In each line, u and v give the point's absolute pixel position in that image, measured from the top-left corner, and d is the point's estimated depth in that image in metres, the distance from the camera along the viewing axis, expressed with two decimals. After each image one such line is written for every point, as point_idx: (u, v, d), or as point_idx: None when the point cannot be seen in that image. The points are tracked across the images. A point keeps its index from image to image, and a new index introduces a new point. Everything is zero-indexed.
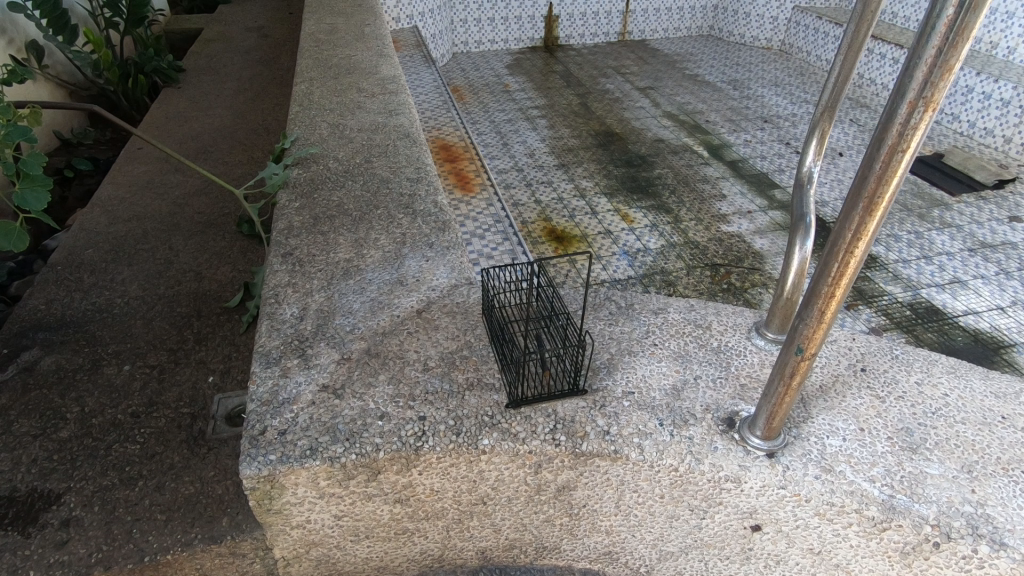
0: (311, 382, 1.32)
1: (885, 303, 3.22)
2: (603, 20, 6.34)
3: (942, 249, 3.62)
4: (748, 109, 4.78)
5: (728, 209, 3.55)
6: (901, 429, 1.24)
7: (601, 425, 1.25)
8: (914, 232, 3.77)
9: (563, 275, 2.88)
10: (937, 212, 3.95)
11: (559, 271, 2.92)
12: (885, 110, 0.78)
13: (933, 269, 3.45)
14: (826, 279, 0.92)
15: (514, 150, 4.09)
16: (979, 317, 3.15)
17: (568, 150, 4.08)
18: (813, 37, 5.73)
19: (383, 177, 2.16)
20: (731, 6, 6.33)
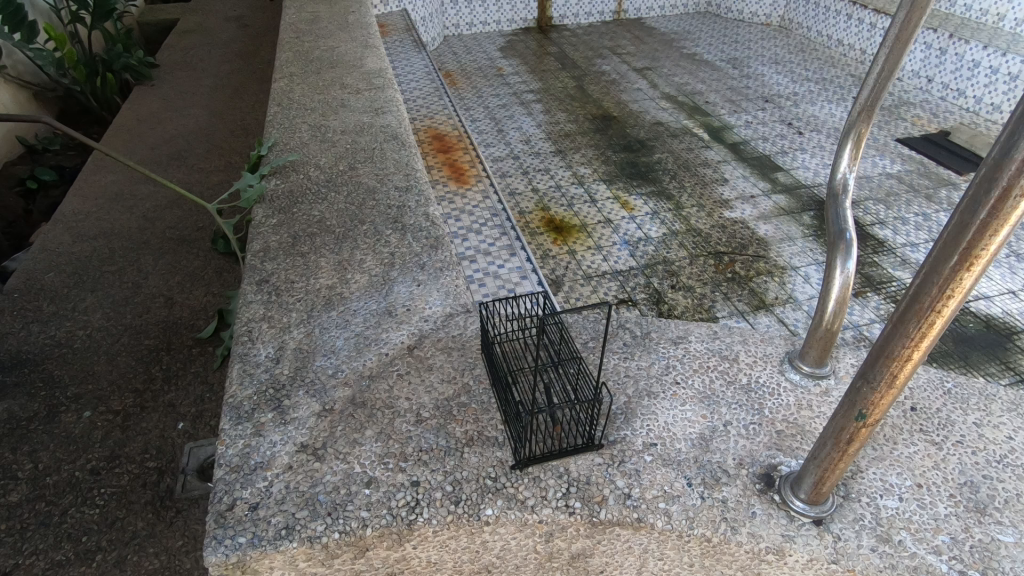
0: (288, 441, 1.16)
1: (896, 290, 2.55)
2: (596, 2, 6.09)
3: None
4: (750, 89, 4.52)
5: (730, 194, 3.20)
6: (963, 484, 1.09)
7: (620, 487, 1.09)
8: (921, 213, 3.01)
9: (563, 268, 2.66)
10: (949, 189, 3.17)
11: (558, 262, 2.73)
12: (998, 142, 0.61)
13: None
14: (902, 340, 0.75)
15: (509, 136, 3.79)
16: (991, 302, 2.80)
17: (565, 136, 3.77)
18: (817, 15, 5.45)
19: (369, 186, 1.97)
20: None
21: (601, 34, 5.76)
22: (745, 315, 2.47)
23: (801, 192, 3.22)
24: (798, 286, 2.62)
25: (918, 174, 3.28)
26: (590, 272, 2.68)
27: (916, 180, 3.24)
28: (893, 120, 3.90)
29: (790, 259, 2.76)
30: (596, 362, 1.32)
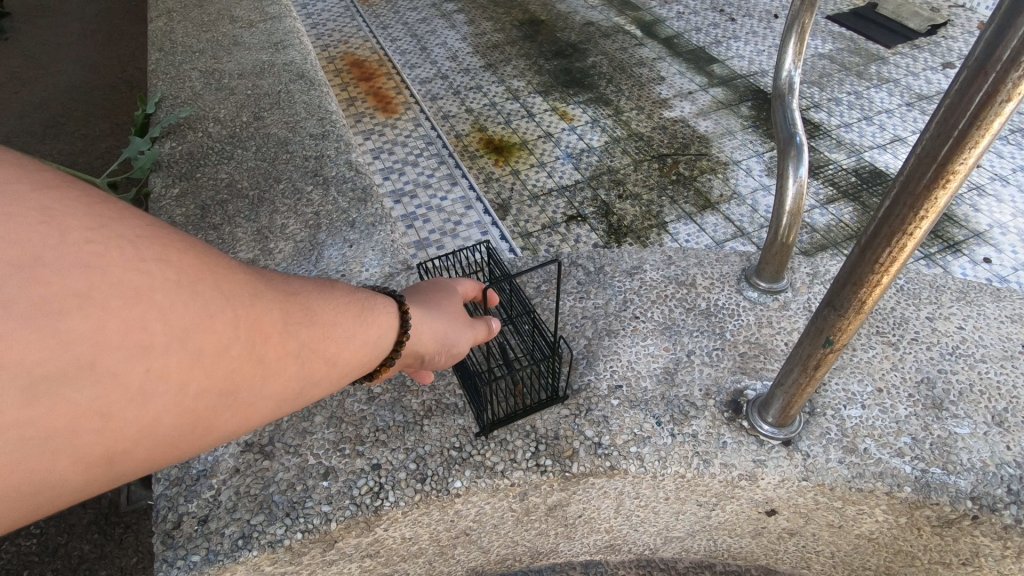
0: (230, 442, 1.07)
1: (831, 173, 2.48)
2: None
3: (881, 107, 2.80)
4: None
5: (669, 92, 2.84)
6: (921, 381, 1.10)
7: (590, 437, 1.05)
8: (851, 91, 2.91)
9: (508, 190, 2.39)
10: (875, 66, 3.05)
11: (502, 184, 2.42)
12: (983, 37, 0.52)
13: (875, 130, 2.68)
14: (871, 266, 0.70)
15: (428, 41, 3.21)
16: None
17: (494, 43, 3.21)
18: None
19: (280, 137, 1.76)
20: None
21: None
22: (693, 217, 2.26)
23: (738, 82, 2.88)
24: (743, 181, 2.39)
25: (847, 53, 3.14)
26: (536, 191, 2.39)
27: (848, 59, 3.11)
28: None
29: (733, 154, 2.51)
30: (552, 307, 1.25)
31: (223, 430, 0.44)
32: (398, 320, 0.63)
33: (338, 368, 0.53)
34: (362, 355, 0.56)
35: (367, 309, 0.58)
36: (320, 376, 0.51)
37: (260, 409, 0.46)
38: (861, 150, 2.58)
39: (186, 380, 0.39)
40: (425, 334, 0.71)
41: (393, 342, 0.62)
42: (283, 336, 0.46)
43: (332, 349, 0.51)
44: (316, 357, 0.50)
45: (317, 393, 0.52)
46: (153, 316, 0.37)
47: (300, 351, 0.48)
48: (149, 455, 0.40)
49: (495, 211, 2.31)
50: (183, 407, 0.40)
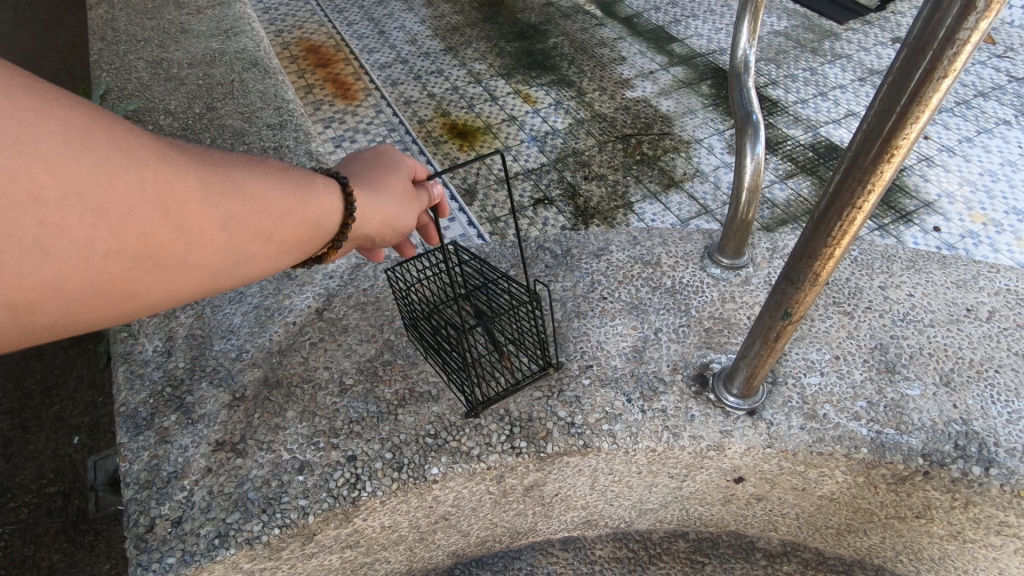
0: (200, 442, 1.05)
1: (790, 149, 2.55)
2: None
3: (836, 82, 2.87)
4: None
5: (630, 72, 2.85)
6: (875, 347, 1.15)
7: (563, 418, 1.07)
8: (807, 67, 2.97)
9: (473, 175, 2.38)
10: (828, 42, 3.13)
11: (467, 169, 2.40)
12: (923, 16, 0.54)
13: (830, 105, 2.75)
14: (824, 239, 0.73)
15: (385, 25, 3.15)
16: None
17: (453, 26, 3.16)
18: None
19: (236, 128, 1.71)
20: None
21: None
22: (658, 196, 2.29)
23: (698, 60, 2.91)
24: (705, 158, 2.43)
25: (801, 31, 3.21)
26: (502, 176, 2.38)
27: (801, 36, 3.17)
28: None
29: (695, 132, 2.54)
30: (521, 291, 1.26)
31: (177, 287, 0.52)
32: (338, 206, 0.69)
33: (269, 243, 0.60)
34: (294, 234, 0.63)
35: (302, 194, 0.64)
36: (250, 252, 0.58)
37: (191, 274, 0.53)
38: (817, 125, 2.65)
39: (114, 239, 0.46)
40: (373, 219, 0.75)
41: (332, 226, 0.69)
42: (205, 208, 0.52)
43: (268, 222, 0.59)
44: (243, 231, 0.56)
45: (252, 266, 0.59)
46: (89, 184, 0.44)
47: (223, 225, 0.54)
48: (88, 308, 0.47)
49: (462, 197, 2.30)
50: (115, 264, 0.47)
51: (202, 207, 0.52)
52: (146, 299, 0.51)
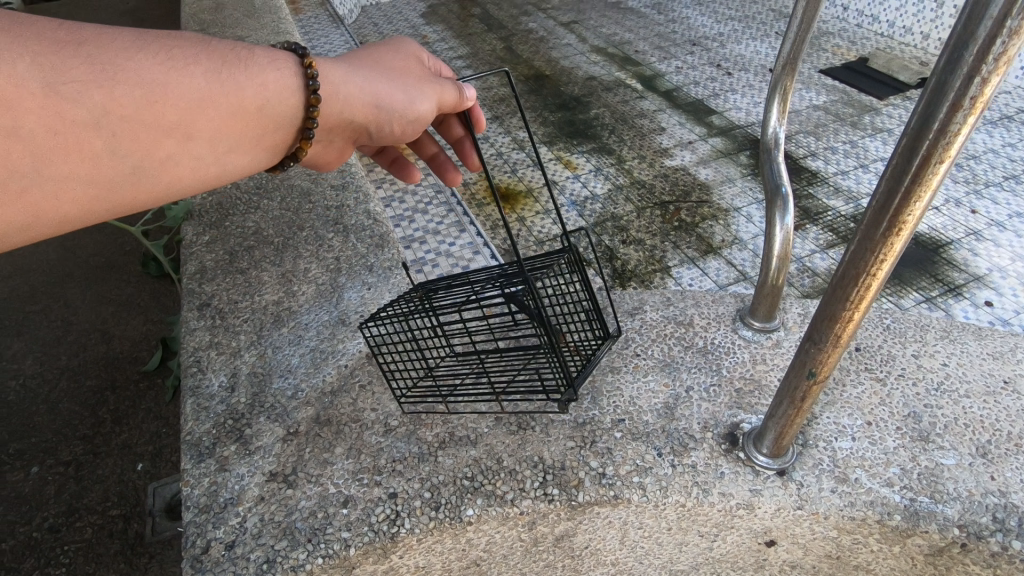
0: (255, 472, 1.13)
1: (832, 219, 2.59)
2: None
3: (879, 155, 2.93)
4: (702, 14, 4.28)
5: (669, 142, 2.99)
6: (908, 415, 1.16)
7: (595, 468, 1.11)
8: (847, 141, 3.05)
9: (515, 236, 2.50)
10: (869, 117, 3.21)
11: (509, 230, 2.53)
12: (917, 109, 0.61)
13: (873, 178, 2.80)
14: (842, 302, 0.78)
15: None
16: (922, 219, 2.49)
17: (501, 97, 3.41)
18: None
19: (303, 188, 1.89)
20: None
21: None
22: (696, 261, 2.35)
23: (736, 132, 3.03)
24: (743, 226, 2.50)
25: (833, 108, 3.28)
26: (543, 237, 2.49)
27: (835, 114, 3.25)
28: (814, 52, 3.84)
29: (733, 200, 2.63)
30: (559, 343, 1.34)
31: (160, 185, 0.57)
32: (282, 83, 0.64)
33: (188, 139, 0.57)
34: (222, 124, 0.59)
35: (226, 72, 0.59)
36: (158, 150, 0.55)
37: (85, 184, 0.52)
38: (858, 197, 2.69)
39: (56, 163, 0.49)
40: (350, 98, 0.74)
41: (280, 104, 0.65)
42: (73, 108, 0.48)
43: (211, 110, 0.57)
44: (138, 128, 0.52)
45: (172, 165, 0.57)
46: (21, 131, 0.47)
47: (107, 123, 0.51)
48: (26, 232, 0.51)
49: (502, 256, 2.41)
50: (74, 187, 0.51)
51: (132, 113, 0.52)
52: (43, 215, 0.51)
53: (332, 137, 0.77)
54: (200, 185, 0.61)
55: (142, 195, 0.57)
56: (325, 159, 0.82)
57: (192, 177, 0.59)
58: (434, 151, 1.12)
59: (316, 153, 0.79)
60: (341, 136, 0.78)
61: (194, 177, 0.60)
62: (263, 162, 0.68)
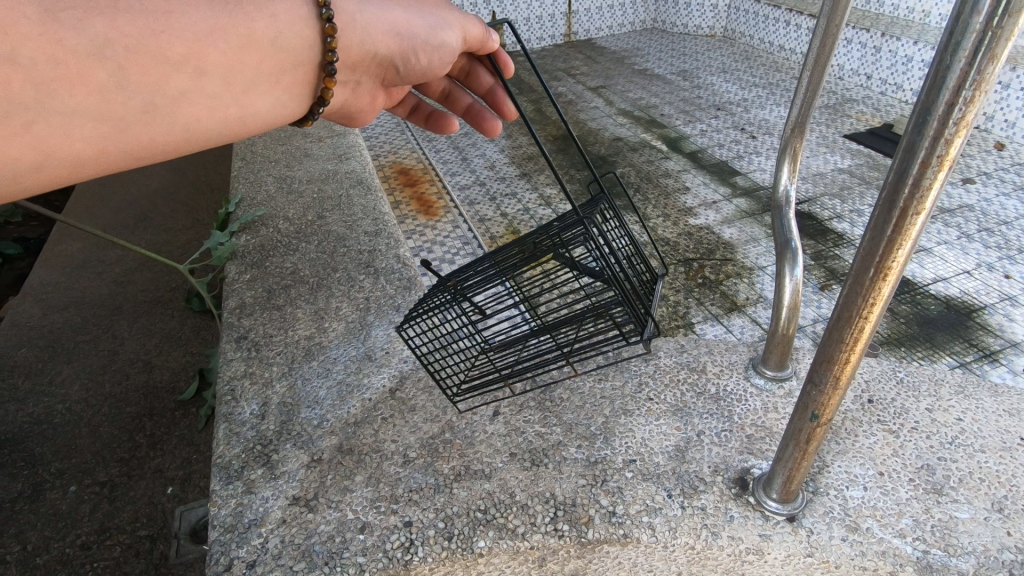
0: (279, 495, 1.19)
1: None
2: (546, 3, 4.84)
3: None
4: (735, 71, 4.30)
5: (693, 202, 2.92)
6: (921, 467, 1.17)
7: (605, 506, 1.14)
8: None
9: None
10: None
11: None
12: (893, 166, 0.69)
13: None
14: (839, 344, 0.83)
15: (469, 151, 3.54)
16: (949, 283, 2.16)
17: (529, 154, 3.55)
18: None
19: (339, 234, 2.01)
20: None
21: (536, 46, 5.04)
22: (720, 318, 2.21)
23: (761, 193, 2.94)
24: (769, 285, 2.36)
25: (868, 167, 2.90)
26: None
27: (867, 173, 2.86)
28: (842, 109, 3.50)
29: (758, 260, 2.49)
30: (574, 386, 1.39)
31: (170, 124, 0.56)
32: (295, 14, 0.62)
33: (198, 74, 0.55)
34: (233, 57, 0.57)
35: (232, 1, 0.57)
36: (167, 84, 0.54)
37: (95, 120, 0.51)
38: None
39: (62, 100, 0.48)
40: (372, 28, 0.72)
41: (295, 39, 0.63)
42: (74, 39, 0.47)
43: (222, 47, 0.56)
44: (143, 59, 0.51)
45: (184, 102, 0.56)
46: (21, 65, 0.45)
47: (112, 54, 0.49)
48: (45, 172, 0.51)
49: None
50: (84, 123, 0.50)
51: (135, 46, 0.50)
52: (56, 153, 0.50)
53: (359, 75, 0.76)
54: (216, 127, 0.60)
55: (157, 134, 0.56)
56: (351, 104, 0.82)
57: (206, 115, 0.58)
58: (467, 103, 1.16)
59: (347, 98, 0.78)
60: (367, 74, 0.78)
61: (207, 116, 0.58)
62: (284, 105, 0.67)
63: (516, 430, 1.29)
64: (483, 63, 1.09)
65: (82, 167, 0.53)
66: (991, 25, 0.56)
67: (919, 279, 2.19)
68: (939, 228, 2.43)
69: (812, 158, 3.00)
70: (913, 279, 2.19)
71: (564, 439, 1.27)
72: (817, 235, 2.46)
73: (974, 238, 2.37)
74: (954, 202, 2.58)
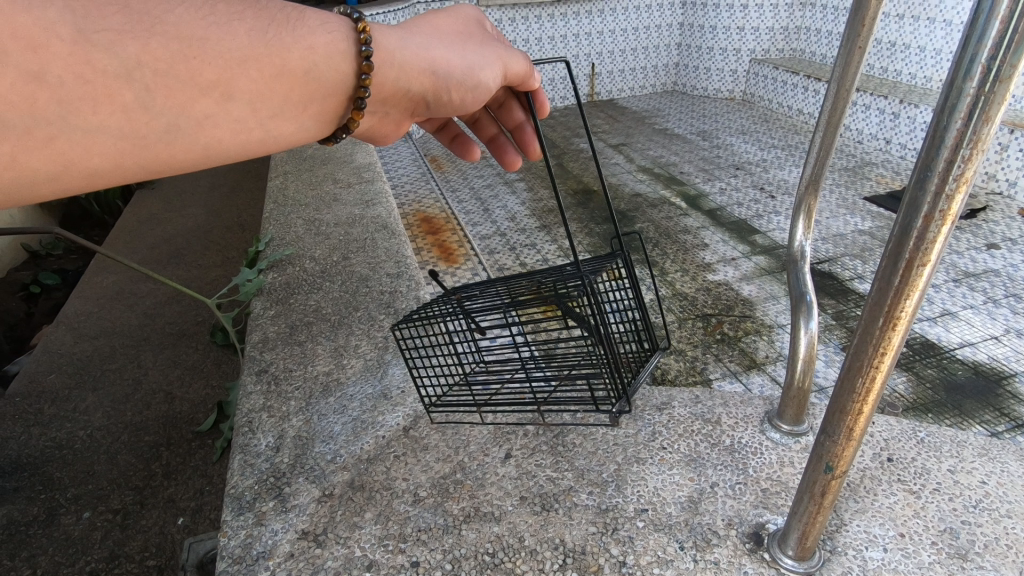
0: (289, 529, 1.19)
1: None
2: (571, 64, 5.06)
3: None
4: (753, 133, 4.40)
5: (712, 257, 2.95)
6: (944, 530, 1.13)
7: (615, 555, 1.12)
8: None
9: None
10: None
11: None
12: (897, 222, 0.72)
13: None
14: (851, 394, 0.83)
15: (490, 201, 3.65)
16: (976, 348, 2.13)
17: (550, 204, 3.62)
18: (822, 39, 4.59)
19: (362, 275, 2.08)
20: (694, 43, 5.09)
21: (560, 104, 5.24)
22: (738, 375, 2.19)
23: (780, 251, 2.95)
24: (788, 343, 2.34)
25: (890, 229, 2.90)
26: None
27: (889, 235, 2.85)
28: (866, 167, 3.59)
29: (777, 317, 2.49)
30: (586, 432, 1.39)
31: (189, 147, 0.56)
32: (331, 49, 0.63)
33: (227, 99, 0.56)
34: (262, 85, 0.58)
35: (269, 31, 0.58)
36: (194, 107, 0.54)
37: (117, 137, 0.51)
38: None
39: (78, 117, 0.48)
40: (408, 66, 0.74)
41: (327, 71, 0.64)
42: (104, 58, 0.48)
43: (247, 75, 0.56)
44: (172, 82, 0.52)
45: (209, 126, 0.56)
46: (42, 81, 0.46)
47: (139, 76, 0.50)
48: (61, 183, 0.51)
49: None
50: (100, 141, 0.50)
51: (161, 69, 0.51)
52: (74, 167, 0.50)
53: (389, 108, 0.76)
54: (239, 149, 0.60)
55: (178, 155, 0.56)
56: (379, 132, 0.82)
57: (230, 139, 0.58)
58: (493, 132, 1.20)
59: (372, 126, 0.78)
60: (397, 108, 0.77)
61: (231, 139, 0.58)
62: (308, 131, 0.67)
63: (527, 473, 1.29)
64: (518, 100, 1.14)
65: (97, 179, 0.53)
66: (983, 91, 0.60)
67: (945, 343, 2.16)
68: (964, 291, 2.42)
69: (831, 219, 3.02)
70: (937, 342, 2.17)
71: (575, 485, 1.26)
72: (839, 294, 2.46)
73: (1001, 303, 2.34)
74: (978, 267, 2.57)
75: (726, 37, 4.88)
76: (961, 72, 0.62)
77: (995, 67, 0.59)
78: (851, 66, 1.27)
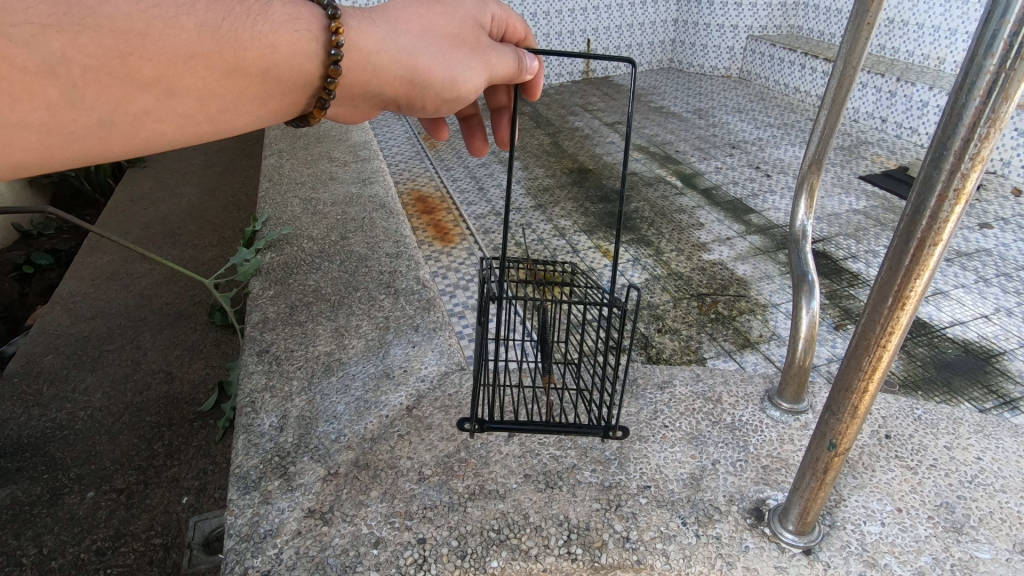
0: (295, 507, 1.20)
1: None
2: (567, 41, 4.97)
3: None
4: (749, 110, 4.35)
5: (707, 237, 2.94)
6: (940, 505, 1.15)
7: (619, 531, 1.13)
8: None
9: None
10: None
11: None
12: (909, 200, 0.72)
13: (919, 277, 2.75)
14: (857, 373, 0.84)
15: (484, 178, 3.60)
16: (967, 327, 2.15)
17: (547, 179, 3.56)
18: (821, 16, 4.55)
19: (361, 255, 2.06)
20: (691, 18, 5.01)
21: (554, 81, 5.14)
22: (732, 354, 2.20)
23: (775, 231, 2.95)
24: (782, 323, 2.35)
25: (885, 209, 2.90)
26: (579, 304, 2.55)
27: (884, 215, 2.86)
28: (858, 147, 3.56)
29: (771, 297, 2.50)
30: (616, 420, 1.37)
31: (128, 141, 0.59)
32: (295, 47, 0.65)
33: (170, 95, 0.58)
34: (211, 83, 0.60)
35: (225, 25, 0.60)
36: (134, 103, 0.57)
37: (41, 133, 0.54)
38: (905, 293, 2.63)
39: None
40: (382, 71, 0.74)
41: (290, 69, 0.66)
42: (25, 56, 0.50)
43: (190, 72, 0.58)
44: (104, 78, 0.54)
45: (150, 120, 0.59)
46: None
47: (66, 71, 0.53)
48: None
49: None
50: (20, 135, 0.53)
51: (87, 64, 0.53)
52: None
53: (358, 103, 0.77)
54: (185, 142, 0.63)
55: (115, 149, 0.59)
56: (348, 118, 0.83)
57: (174, 132, 0.61)
58: (471, 112, 1.19)
59: (339, 114, 0.79)
60: (366, 102, 0.78)
61: (175, 133, 0.62)
62: (266, 123, 0.70)
63: (530, 451, 1.30)
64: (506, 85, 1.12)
65: (23, 169, 0.56)
66: (1005, 68, 0.60)
67: (936, 321, 2.18)
68: (957, 271, 2.44)
69: (827, 198, 3.02)
70: (929, 321, 2.19)
71: (578, 463, 1.27)
72: (832, 273, 2.47)
73: (992, 282, 2.36)
74: (971, 246, 2.58)
75: (724, 13, 4.81)
76: (983, 47, 0.61)
77: (1016, 43, 0.58)
78: (859, 41, 1.24)
